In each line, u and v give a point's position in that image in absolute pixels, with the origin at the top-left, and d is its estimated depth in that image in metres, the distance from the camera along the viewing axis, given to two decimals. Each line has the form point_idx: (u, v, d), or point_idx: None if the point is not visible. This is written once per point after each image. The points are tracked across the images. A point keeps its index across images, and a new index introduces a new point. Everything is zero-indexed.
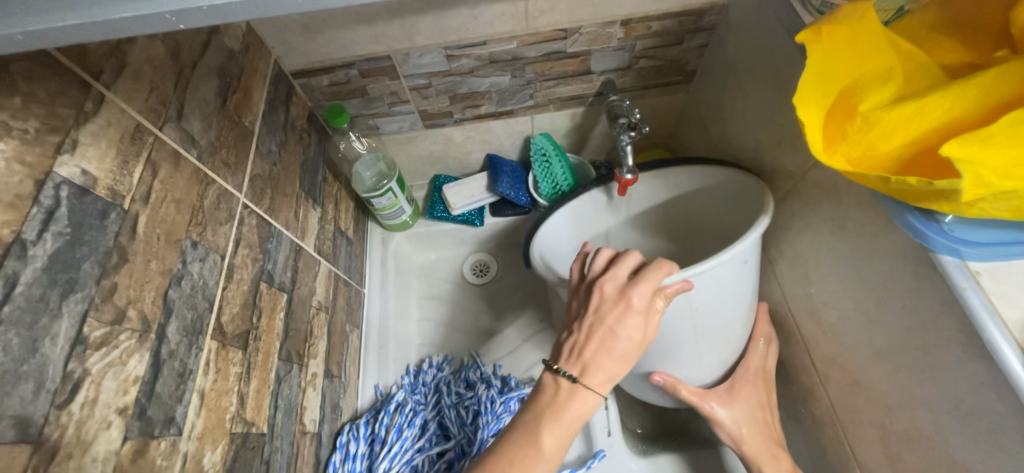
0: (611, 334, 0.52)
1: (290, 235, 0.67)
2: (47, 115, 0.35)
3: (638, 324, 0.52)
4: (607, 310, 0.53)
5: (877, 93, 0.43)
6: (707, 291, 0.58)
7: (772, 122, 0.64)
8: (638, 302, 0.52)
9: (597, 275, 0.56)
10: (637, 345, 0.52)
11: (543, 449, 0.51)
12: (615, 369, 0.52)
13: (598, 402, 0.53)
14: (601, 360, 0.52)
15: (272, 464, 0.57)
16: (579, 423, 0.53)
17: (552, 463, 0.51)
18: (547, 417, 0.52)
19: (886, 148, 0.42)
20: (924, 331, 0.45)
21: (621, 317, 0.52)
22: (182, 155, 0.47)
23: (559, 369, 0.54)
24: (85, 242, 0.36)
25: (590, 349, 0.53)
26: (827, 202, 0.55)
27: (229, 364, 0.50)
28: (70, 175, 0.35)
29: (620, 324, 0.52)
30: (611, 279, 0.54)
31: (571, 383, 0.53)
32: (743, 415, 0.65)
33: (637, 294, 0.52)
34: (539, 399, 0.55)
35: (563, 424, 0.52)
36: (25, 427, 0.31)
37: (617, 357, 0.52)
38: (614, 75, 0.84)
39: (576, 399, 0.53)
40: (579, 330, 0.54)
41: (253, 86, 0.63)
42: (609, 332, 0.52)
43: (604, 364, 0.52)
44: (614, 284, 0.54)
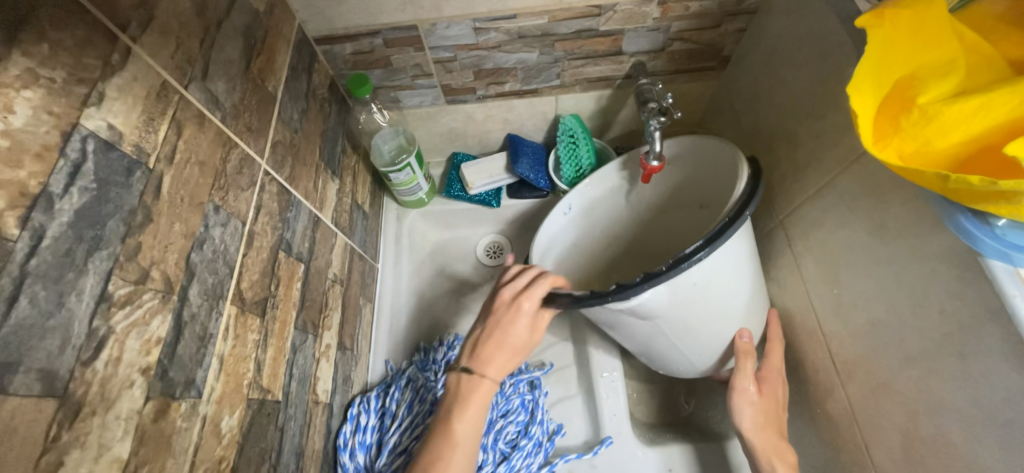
0: (501, 338, 0.61)
1: (308, 205, 0.66)
2: (75, 65, 0.33)
3: (525, 324, 0.61)
4: (502, 312, 0.61)
5: (938, 86, 0.41)
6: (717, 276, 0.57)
7: (812, 114, 0.61)
8: (527, 307, 0.60)
9: (506, 281, 0.63)
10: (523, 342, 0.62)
11: (455, 437, 0.59)
12: (500, 361, 0.62)
13: (494, 390, 0.62)
14: (473, 394, 0.61)
15: (285, 432, 0.57)
16: (462, 422, 0.60)
17: (467, 449, 0.59)
18: (455, 407, 0.61)
19: (944, 145, 0.40)
20: (964, 337, 0.44)
21: (512, 319, 0.61)
22: (206, 116, 0.46)
23: (462, 366, 0.63)
24: (111, 199, 0.35)
25: (487, 347, 0.62)
26: (867, 200, 0.53)
27: (247, 331, 0.50)
28: (96, 129, 0.34)
29: (512, 324, 0.61)
30: (512, 287, 0.62)
31: (469, 373, 0.62)
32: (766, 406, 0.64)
33: (528, 301, 0.60)
34: (450, 396, 0.63)
35: (463, 410, 0.60)
36: (50, 382, 0.30)
37: (504, 350, 0.62)
38: (645, 57, 0.81)
39: (474, 387, 0.62)
40: (483, 327, 0.63)
41: (277, 50, 0.62)
42: (503, 333, 0.61)
43: (498, 357, 0.62)
44: (513, 289, 0.62)
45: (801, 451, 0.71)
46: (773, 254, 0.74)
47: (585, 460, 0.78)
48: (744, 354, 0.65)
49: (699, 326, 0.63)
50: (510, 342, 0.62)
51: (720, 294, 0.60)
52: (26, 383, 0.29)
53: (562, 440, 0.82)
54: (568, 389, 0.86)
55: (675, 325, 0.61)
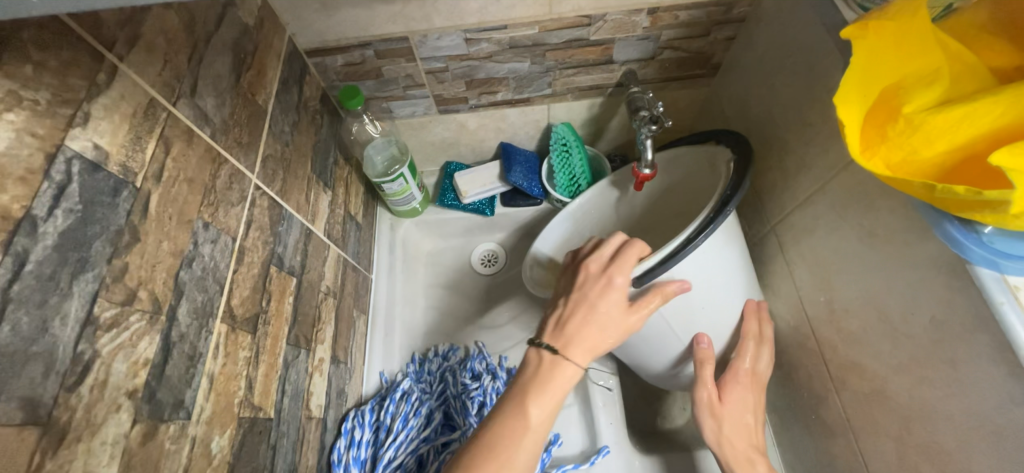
0: (591, 307, 0.55)
1: (300, 218, 0.66)
2: (59, 85, 0.33)
3: (616, 299, 0.54)
4: (587, 287, 0.56)
5: (923, 95, 0.41)
6: (693, 276, 0.58)
7: (802, 121, 0.62)
8: (619, 280, 0.55)
9: (584, 256, 0.59)
10: (626, 312, 0.55)
11: (529, 418, 0.51)
12: (595, 338, 0.54)
13: (576, 376, 0.54)
14: (611, 334, 0.55)
15: (278, 449, 0.56)
16: (547, 398, 0.52)
17: (539, 435, 0.51)
18: (532, 390, 0.52)
19: (930, 154, 0.40)
20: (954, 344, 0.44)
21: (601, 293, 0.55)
22: (195, 132, 0.46)
23: (540, 343, 0.56)
24: (97, 220, 0.35)
25: (573, 323, 0.55)
26: (857, 207, 0.53)
27: (238, 348, 0.50)
28: (82, 150, 0.34)
29: (602, 298, 0.55)
30: (597, 258, 0.57)
31: (552, 354, 0.54)
32: (725, 417, 0.63)
33: (620, 272, 0.55)
34: (524, 375, 0.54)
35: (541, 396, 0.52)
36: (33, 410, 0.30)
37: (593, 329, 0.54)
38: (636, 66, 0.81)
39: (554, 370, 0.53)
40: (564, 304, 0.57)
41: (267, 63, 0.62)
42: (589, 305, 0.55)
43: (580, 336, 0.54)
44: (598, 261, 0.57)
45: (797, 457, 0.71)
46: (766, 260, 0.74)
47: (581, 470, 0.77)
48: (703, 361, 0.64)
49: (680, 330, 0.63)
50: (601, 309, 0.55)
51: (703, 297, 0.60)
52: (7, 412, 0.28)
53: (559, 450, 0.81)
54: (565, 398, 0.86)
55: (649, 326, 0.62)
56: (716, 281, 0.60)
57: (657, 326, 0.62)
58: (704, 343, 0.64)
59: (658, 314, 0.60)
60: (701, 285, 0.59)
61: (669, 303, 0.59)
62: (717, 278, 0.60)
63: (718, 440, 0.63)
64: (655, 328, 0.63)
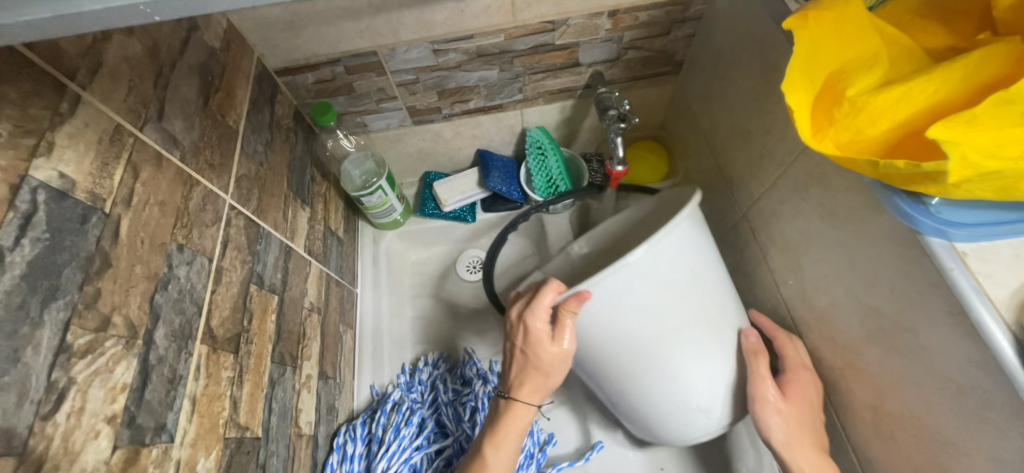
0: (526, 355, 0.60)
1: (279, 236, 0.66)
2: (21, 117, 0.33)
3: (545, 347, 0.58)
4: (516, 337, 0.60)
5: (863, 78, 0.43)
6: (677, 296, 0.56)
7: (761, 111, 0.65)
8: (535, 331, 0.57)
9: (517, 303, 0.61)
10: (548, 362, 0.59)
11: (488, 457, 0.61)
12: (539, 383, 0.61)
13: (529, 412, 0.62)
14: (545, 364, 0.59)
15: (268, 468, 0.56)
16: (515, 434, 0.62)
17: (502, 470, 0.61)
18: (488, 432, 0.63)
19: (874, 133, 0.42)
20: (913, 311, 0.46)
21: (529, 343, 0.58)
22: (163, 156, 0.46)
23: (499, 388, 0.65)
24: (65, 248, 0.35)
25: (517, 367, 0.62)
26: (816, 188, 0.56)
27: (221, 368, 0.50)
28: (47, 179, 0.34)
29: (529, 349, 0.59)
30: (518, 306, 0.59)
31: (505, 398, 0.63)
32: (795, 416, 0.57)
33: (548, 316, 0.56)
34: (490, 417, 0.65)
35: (496, 434, 0.62)
36: (7, 440, 0.29)
37: (531, 374, 0.61)
38: (603, 67, 0.83)
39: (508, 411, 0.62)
40: (510, 351, 0.62)
41: (237, 85, 0.62)
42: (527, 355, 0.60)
43: (528, 381, 0.61)
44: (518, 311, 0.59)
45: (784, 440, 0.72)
46: (742, 247, 0.76)
47: (577, 467, 0.79)
48: (757, 354, 0.59)
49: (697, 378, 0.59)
50: (534, 356, 0.59)
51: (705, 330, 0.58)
52: None
53: (553, 449, 0.81)
54: (557, 397, 0.86)
55: (642, 357, 0.57)
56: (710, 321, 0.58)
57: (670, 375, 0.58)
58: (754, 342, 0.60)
59: (658, 357, 0.57)
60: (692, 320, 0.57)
61: (670, 338, 0.56)
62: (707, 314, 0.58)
63: (786, 447, 0.57)
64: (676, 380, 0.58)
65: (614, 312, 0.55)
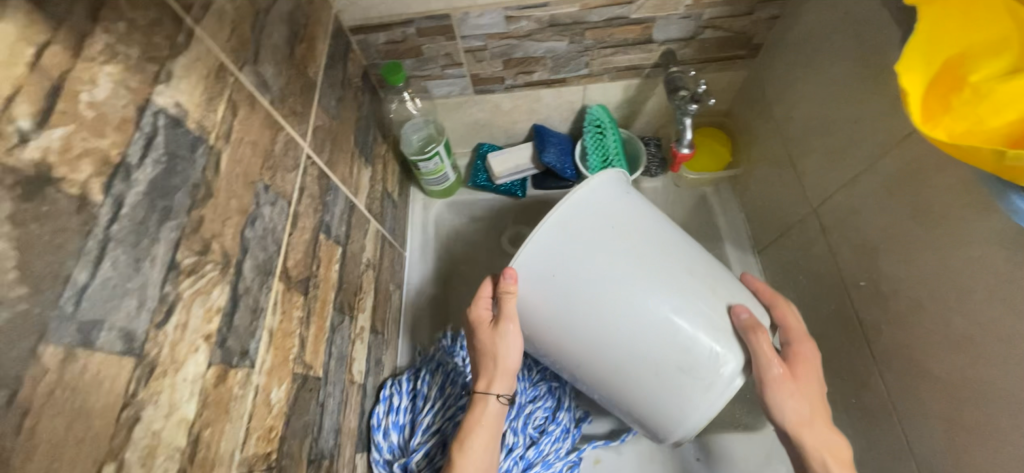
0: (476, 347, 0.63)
1: (345, 190, 0.68)
2: (147, 44, 0.35)
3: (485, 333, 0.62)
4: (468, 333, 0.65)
5: (991, 64, 0.40)
6: (571, 253, 0.55)
7: (849, 98, 0.61)
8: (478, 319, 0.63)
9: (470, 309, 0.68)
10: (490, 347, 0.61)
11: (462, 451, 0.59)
12: (489, 372, 0.62)
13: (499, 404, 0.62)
14: (492, 352, 0.61)
15: (325, 408, 0.59)
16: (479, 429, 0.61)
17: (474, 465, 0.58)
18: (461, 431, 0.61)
19: (997, 124, 0.39)
20: (1013, 318, 0.43)
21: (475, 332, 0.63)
22: (257, 98, 0.48)
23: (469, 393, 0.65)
24: (178, 173, 0.37)
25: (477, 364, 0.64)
26: (909, 185, 0.53)
27: (293, 308, 0.52)
28: (166, 105, 0.36)
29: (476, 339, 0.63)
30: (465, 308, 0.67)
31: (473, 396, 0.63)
32: (808, 394, 0.56)
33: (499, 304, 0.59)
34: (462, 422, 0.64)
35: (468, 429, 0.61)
36: (129, 341, 0.32)
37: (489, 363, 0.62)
38: (676, 45, 0.80)
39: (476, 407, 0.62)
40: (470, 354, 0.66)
41: (317, 38, 0.63)
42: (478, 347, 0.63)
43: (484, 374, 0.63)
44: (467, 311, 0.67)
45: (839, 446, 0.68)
46: (807, 244, 0.73)
47: (612, 447, 0.79)
48: (755, 330, 0.56)
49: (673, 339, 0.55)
50: (477, 343, 0.63)
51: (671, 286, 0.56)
52: (110, 340, 0.30)
53: (587, 427, 0.82)
54: None
55: (604, 314, 0.55)
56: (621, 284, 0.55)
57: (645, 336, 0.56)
58: (744, 316, 0.57)
59: (615, 314, 0.55)
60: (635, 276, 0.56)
61: (624, 294, 0.55)
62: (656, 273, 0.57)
63: (799, 430, 0.57)
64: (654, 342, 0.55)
65: (549, 274, 0.56)
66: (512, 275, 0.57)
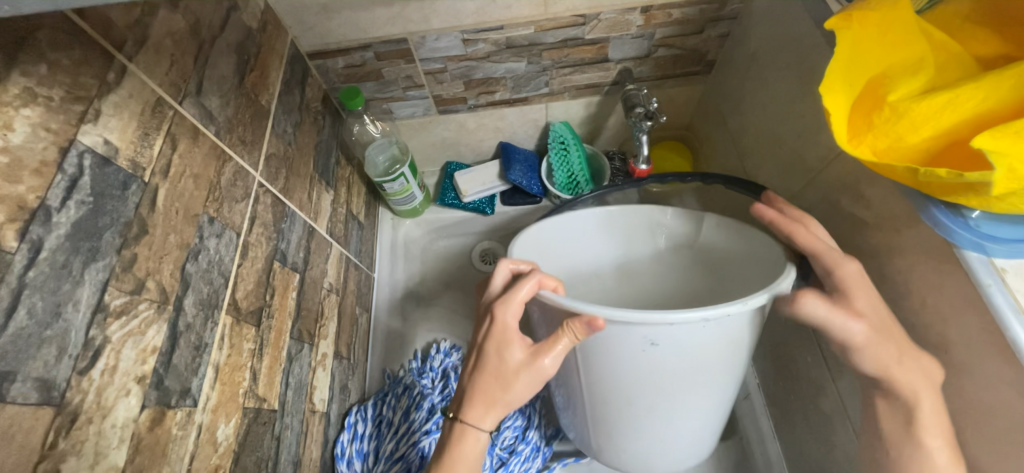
0: (480, 362, 0.49)
1: (303, 216, 0.67)
2: (71, 84, 0.34)
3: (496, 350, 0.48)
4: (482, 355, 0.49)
5: (906, 84, 0.42)
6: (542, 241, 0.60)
7: (793, 115, 0.63)
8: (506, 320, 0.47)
9: (485, 335, 0.49)
10: (511, 371, 0.47)
11: None
12: (492, 397, 0.48)
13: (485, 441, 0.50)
14: (497, 384, 0.48)
15: (283, 441, 0.58)
16: (459, 465, 0.49)
17: None
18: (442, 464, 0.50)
19: (915, 140, 0.41)
20: (944, 327, 0.45)
21: (492, 349, 0.48)
22: (200, 130, 0.47)
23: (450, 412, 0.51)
24: (107, 212, 0.36)
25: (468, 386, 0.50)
26: (847, 199, 0.55)
27: (243, 340, 0.51)
28: (93, 144, 0.35)
29: (489, 346, 0.48)
30: (504, 306, 0.46)
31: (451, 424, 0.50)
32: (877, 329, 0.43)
33: (507, 311, 0.46)
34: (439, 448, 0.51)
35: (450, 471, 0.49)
36: (47, 391, 0.31)
37: (483, 392, 0.48)
38: (632, 63, 0.82)
39: (460, 442, 0.49)
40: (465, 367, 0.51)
41: (270, 65, 0.63)
42: (485, 371, 0.48)
43: (478, 405, 0.49)
44: (508, 311, 0.46)
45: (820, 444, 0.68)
46: None
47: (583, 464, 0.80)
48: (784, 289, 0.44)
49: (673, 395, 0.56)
50: (488, 346, 0.48)
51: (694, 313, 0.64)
52: (24, 391, 0.29)
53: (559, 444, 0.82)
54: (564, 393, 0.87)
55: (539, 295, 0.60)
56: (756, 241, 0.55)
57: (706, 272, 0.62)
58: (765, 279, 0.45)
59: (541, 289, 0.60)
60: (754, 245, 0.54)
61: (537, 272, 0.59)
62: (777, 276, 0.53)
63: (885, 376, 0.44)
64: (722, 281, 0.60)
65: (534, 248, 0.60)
66: (512, 295, 0.46)
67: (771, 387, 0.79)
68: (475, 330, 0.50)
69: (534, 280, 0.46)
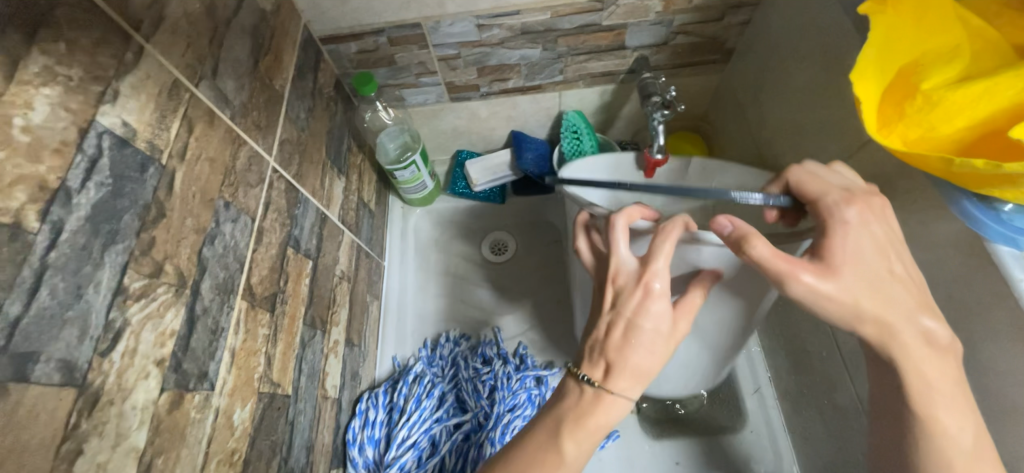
0: (628, 329, 0.44)
1: (316, 203, 0.67)
2: (90, 63, 0.34)
3: (657, 310, 0.44)
4: (626, 311, 0.44)
5: (941, 72, 0.41)
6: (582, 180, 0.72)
7: (817, 105, 0.62)
8: (659, 285, 0.43)
9: (631, 294, 0.44)
10: (668, 332, 0.44)
11: (563, 455, 0.45)
12: (642, 367, 0.44)
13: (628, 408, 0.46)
14: (655, 354, 0.44)
15: (296, 425, 0.58)
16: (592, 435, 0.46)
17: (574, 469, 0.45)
18: (568, 421, 0.46)
19: (948, 131, 0.40)
20: (971, 322, 0.44)
21: (646, 307, 0.44)
22: (216, 114, 0.47)
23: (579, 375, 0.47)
24: (126, 194, 0.36)
25: (614, 348, 0.45)
26: (873, 191, 0.54)
27: (258, 326, 0.51)
28: (112, 126, 0.35)
29: (644, 313, 0.43)
30: (660, 260, 0.43)
31: (595, 390, 0.45)
32: (883, 301, 0.37)
33: (659, 277, 0.43)
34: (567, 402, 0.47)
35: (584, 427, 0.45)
36: (70, 372, 0.31)
37: (643, 357, 0.44)
38: (648, 51, 0.81)
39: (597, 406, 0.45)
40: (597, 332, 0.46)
41: (284, 49, 0.63)
42: (636, 329, 0.44)
43: (630, 374, 0.44)
44: (663, 269, 0.43)
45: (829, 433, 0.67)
46: None
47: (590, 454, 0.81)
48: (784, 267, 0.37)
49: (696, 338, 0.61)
50: (638, 310, 0.44)
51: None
52: (47, 372, 0.29)
53: None
54: None
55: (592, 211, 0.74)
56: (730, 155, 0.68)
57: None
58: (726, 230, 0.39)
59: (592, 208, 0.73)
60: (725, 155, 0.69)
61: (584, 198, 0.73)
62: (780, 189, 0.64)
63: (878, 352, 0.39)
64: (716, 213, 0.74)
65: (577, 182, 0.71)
66: (671, 236, 0.43)
67: (783, 381, 0.78)
68: (615, 291, 0.45)
69: (683, 224, 0.44)
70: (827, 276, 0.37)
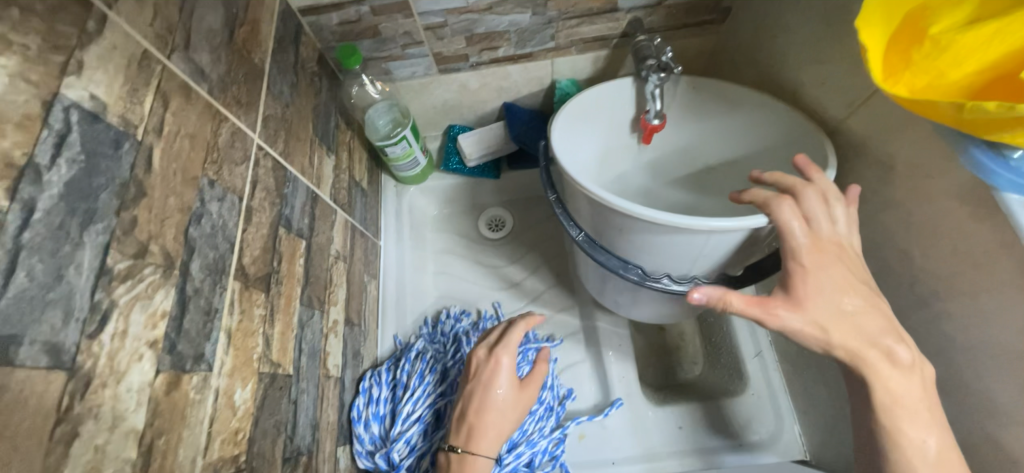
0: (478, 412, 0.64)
1: (305, 181, 0.66)
2: (49, 32, 0.32)
3: (506, 373, 0.66)
4: (483, 376, 0.66)
5: (951, 14, 0.38)
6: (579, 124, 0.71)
7: (817, 60, 0.60)
8: (505, 361, 0.66)
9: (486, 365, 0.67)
10: (502, 403, 0.65)
11: None
12: (485, 424, 0.63)
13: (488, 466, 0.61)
14: (495, 412, 0.64)
15: (300, 404, 0.58)
16: None
17: None
18: None
19: (957, 76, 0.38)
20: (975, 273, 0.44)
21: (494, 376, 0.65)
22: (192, 88, 0.45)
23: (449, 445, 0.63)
24: (101, 172, 0.34)
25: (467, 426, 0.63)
26: (876, 145, 0.52)
27: (253, 306, 0.50)
28: (79, 99, 0.33)
29: (492, 382, 0.65)
30: (506, 348, 0.67)
31: (459, 453, 0.61)
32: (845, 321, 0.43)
33: (505, 354, 0.66)
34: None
35: None
36: (57, 354, 0.30)
37: (492, 429, 0.63)
38: (642, 12, 0.78)
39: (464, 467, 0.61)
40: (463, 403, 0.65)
41: (261, 21, 0.60)
42: (482, 403, 0.64)
43: (490, 431, 0.62)
44: (507, 350, 0.67)
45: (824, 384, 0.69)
46: None
47: (597, 422, 0.80)
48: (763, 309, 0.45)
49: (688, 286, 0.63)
50: (483, 382, 0.65)
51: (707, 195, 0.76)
52: (33, 355, 0.29)
53: (573, 403, 0.85)
54: (577, 354, 0.89)
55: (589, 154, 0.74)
56: (737, 101, 0.70)
57: (699, 162, 0.77)
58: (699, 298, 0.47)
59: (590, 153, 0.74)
60: (733, 101, 0.70)
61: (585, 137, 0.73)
62: (791, 129, 0.65)
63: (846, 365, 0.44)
64: (717, 162, 0.75)
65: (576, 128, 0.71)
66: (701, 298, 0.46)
67: (783, 342, 0.79)
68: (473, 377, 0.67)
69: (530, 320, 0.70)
70: (793, 310, 0.44)
